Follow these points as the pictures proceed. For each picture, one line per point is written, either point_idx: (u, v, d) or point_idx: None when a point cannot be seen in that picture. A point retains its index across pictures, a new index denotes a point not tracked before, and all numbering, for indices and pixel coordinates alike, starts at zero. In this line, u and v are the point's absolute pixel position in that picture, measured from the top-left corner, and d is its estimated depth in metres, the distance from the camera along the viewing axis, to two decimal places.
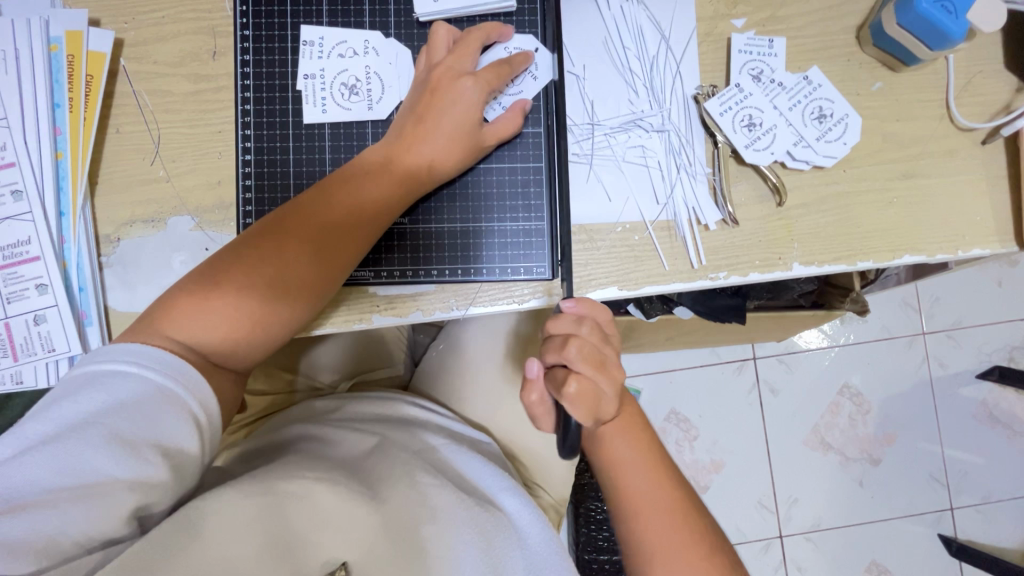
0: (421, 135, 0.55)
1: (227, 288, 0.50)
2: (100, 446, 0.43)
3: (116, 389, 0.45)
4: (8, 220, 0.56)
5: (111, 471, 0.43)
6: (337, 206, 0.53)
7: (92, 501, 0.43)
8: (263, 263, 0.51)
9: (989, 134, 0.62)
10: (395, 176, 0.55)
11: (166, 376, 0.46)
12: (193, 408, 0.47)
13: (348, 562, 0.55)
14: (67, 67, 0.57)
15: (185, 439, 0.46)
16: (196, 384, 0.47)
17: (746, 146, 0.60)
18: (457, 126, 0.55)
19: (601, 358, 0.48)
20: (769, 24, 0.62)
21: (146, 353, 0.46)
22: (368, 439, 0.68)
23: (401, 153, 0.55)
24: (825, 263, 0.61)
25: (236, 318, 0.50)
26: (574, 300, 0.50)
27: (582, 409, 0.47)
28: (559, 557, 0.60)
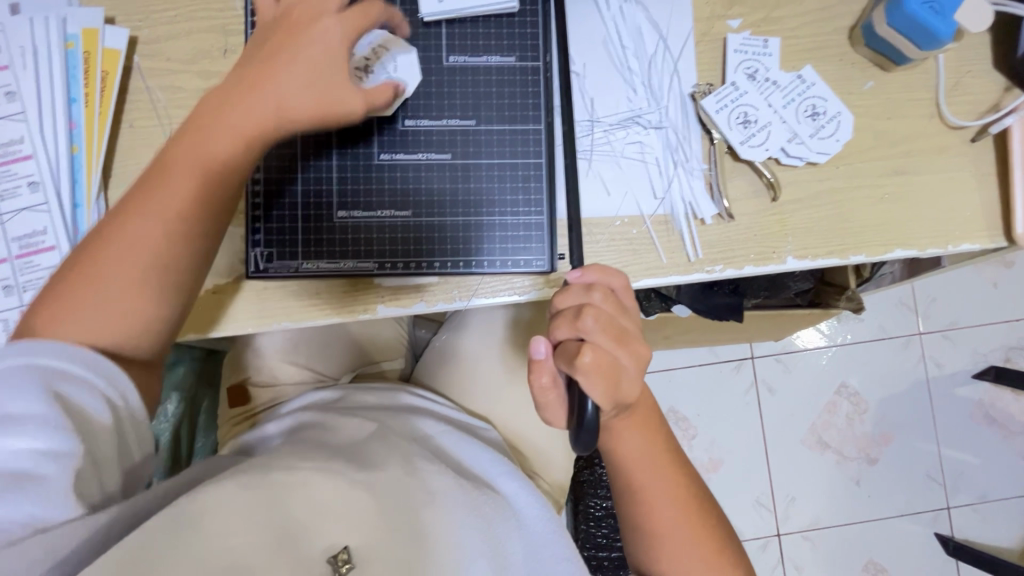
0: (259, 80, 0.51)
1: (98, 267, 0.50)
2: (17, 432, 0.42)
3: (2, 379, 0.44)
4: (24, 211, 0.57)
5: (34, 454, 0.42)
6: (167, 171, 0.51)
7: (32, 489, 0.42)
8: (120, 238, 0.50)
9: (979, 132, 0.64)
10: (239, 118, 0.51)
11: (41, 356, 0.46)
12: (111, 388, 0.48)
13: (350, 547, 0.52)
14: (83, 63, 0.58)
15: (117, 417, 0.48)
16: (94, 362, 0.48)
17: (742, 143, 0.62)
18: (309, 63, 0.51)
19: (618, 327, 0.48)
20: (764, 24, 0.64)
21: (7, 347, 0.45)
22: (368, 427, 0.69)
23: (226, 104, 0.51)
24: (819, 257, 0.62)
25: (119, 294, 0.50)
26: (581, 269, 0.51)
27: (601, 383, 0.46)
28: (556, 535, 0.64)
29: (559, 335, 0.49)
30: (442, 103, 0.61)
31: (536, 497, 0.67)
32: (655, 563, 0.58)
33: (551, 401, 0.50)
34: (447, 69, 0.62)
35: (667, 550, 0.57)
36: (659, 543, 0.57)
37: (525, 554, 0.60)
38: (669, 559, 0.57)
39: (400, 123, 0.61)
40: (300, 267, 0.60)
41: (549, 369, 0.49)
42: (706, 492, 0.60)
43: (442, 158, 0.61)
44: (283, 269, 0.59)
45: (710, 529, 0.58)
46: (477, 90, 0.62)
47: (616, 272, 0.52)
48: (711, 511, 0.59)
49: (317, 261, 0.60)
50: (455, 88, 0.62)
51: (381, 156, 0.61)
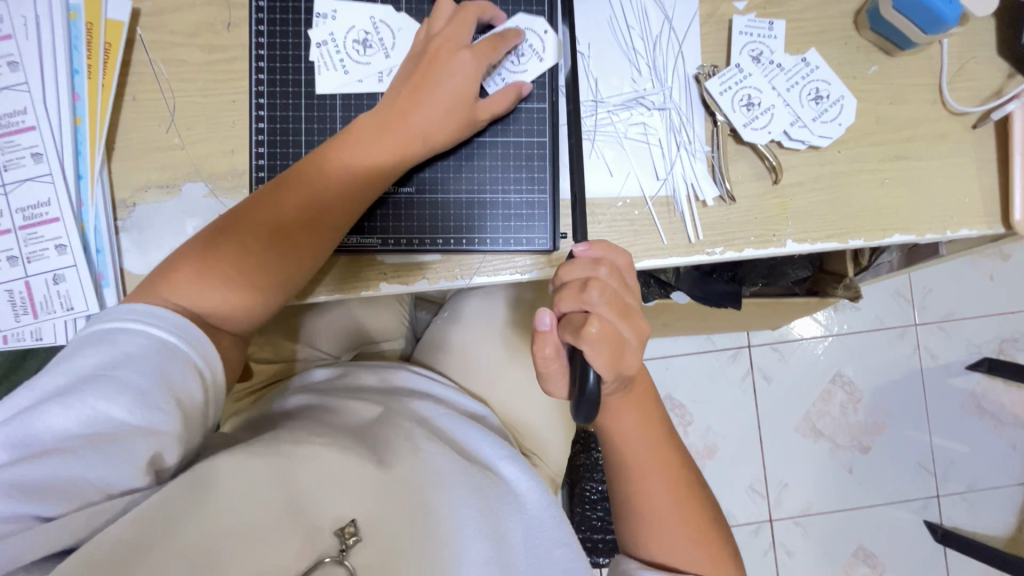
0: (404, 117, 0.55)
1: (219, 258, 0.52)
2: (106, 395, 0.45)
3: (123, 343, 0.48)
4: (28, 183, 0.58)
5: (120, 419, 0.46)
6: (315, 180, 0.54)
7: (107, 450, 0.45)
8: (249, 233, 0.53)
9: (981, 118, 0.64)
10: (386, 145, 0.55)
11: (170, 333, 0.49)
12: (198, 363, 0.50)
13: (357, 520, 0.55)
14: (87, 35, 0.58)
15: (193, 390, 0.49)
16: (196, 338, 0.51)
17: (745, 125, 0.62)
18: (450, 97, 0.55)
19: (622, 301, 0.48)
20: (769, 7, 0.64)
21: (147, 311, 0.50)
22: (372, 407, 0.70)
23: (380, 130, 0.55)
24: (818, 241, 0.63)
25: (233, 280, 0.52)
26: (588, 244, 0.51)
27: (605, 353, 0.47)
28: (556, 521, 0.63)
29: (564, 308, 0.49)
30: None
31: (536, 481, 0.66)
32: (647, 542, 0.58)
33: (552, 371, 0.51)
34: None
35: (659, 528, 0.57)
36: (652, 521, 0.58)
37: (524, 533, 0.60)
38: (662, 538, 0.57)
39: None
40: None
41: (554, 341, 0.49)
42: (695, 471, 0.61)
43: None
44: None
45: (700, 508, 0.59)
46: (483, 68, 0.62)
47: (621, 252, 0.53)
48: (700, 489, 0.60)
49: None
50: None
51: None
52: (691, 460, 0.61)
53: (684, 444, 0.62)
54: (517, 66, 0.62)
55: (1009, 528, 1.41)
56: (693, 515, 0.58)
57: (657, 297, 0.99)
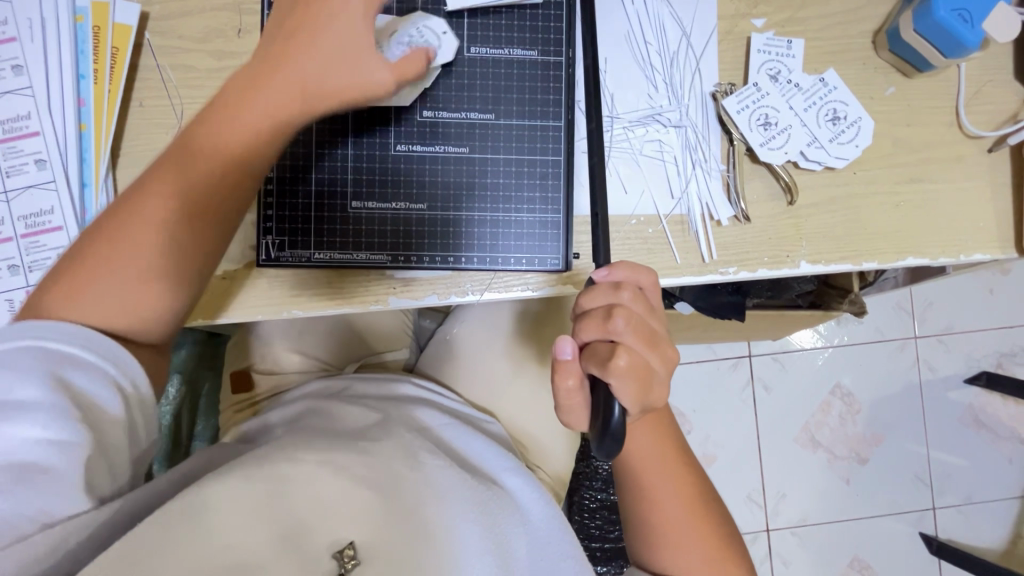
0: (289, 62, 0.50)
1: (106, 247, 0.49)
2: (12, 419, 0.42)
3: (15, 361, 0.43)
4: (30, 189, 0.56)
5: (36, 442, 0.42)
6: (215, 140, 0.50)
7: (33, 483, 0.42)
8: (146, 211, 0.49)
9: (997, 142, 0.63)
10: (273, 95, 0.50)
11: (56, 342, 0.45)
12: (114, 375, 0.47)
13: (355, 543, 0.53)
14: (93, 38, 0.57)
15: (110, 405, 0.46)
16: (101, 343, 0.47)
17: (761, 145, 0.61)
18: (340, 45, 0.50)
19: (650, 330, 0.48)
20: (788, 25, 0.63)
21: (42, 326, 0.46)
22: (375, 417, 0.69)
23: (260, 85, 0.50)
24: (831, 262, 0.62)
25: (149, 258, 0.49)
26: (608, 268, 0.50)
27: (634, 385, 0.46)
28: (563, 535, 0.63)
29: (587, 336, 0.48)
30: (460, 95, 0.60)
31: (540, 493, 0.66)
32: (660, 562, 0.58)
33: (574, 404, 0.50)
34: (467, 60, 0.60)
35: (671, 548, 0.57)
36: (665, 541, 0.57)
37: (530, 549, 0.59)
38: (674, 556, 0.57)
39: (419, 115, 0.60)
40: (312, 257, 0.59)
41: (576, 371, 0.48)
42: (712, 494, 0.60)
43: (459, 151, 0.60)
44: (295, 258, 0.59)
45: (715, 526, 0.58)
46: (498, 83, 0.61)
47: (644, 268, 0.52)
48: (717, 509, 0.59)
49: (330, 252, 0.59)
50: (475, 81, 0.60)
51: (397, 147, 0.60)
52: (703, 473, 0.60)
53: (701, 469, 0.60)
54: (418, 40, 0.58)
55: (1004, 541, 1.42)
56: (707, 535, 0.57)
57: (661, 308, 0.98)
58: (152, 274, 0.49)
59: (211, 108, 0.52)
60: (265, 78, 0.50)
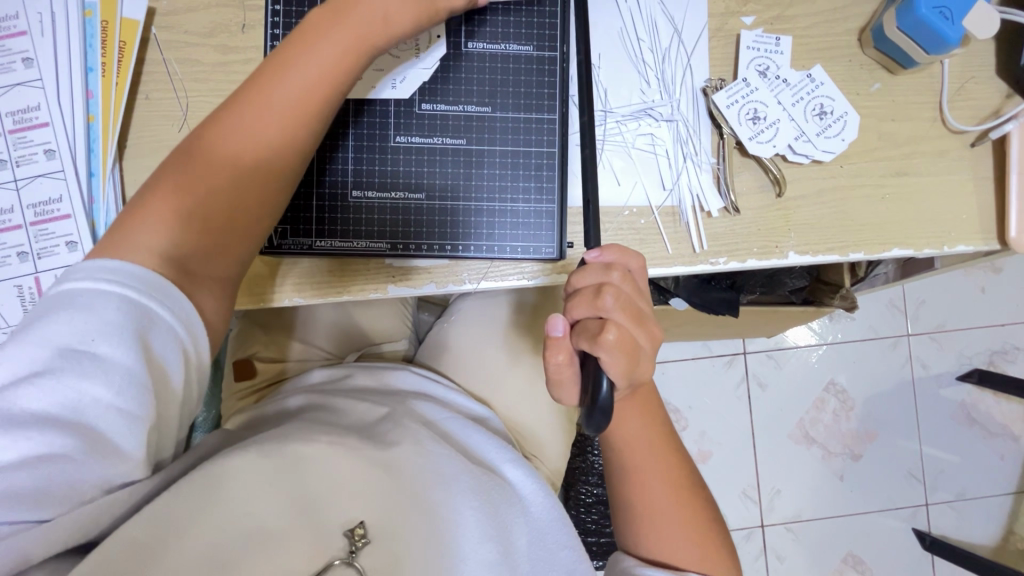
0: (352, 10, 0.53)
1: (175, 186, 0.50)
2: (82, 374, 0.42)
3: (103, 311, 0.43)
4: (40, 178, 0.58)
5: (100, 399, 0.42)
6: (274, 83, 0.52)
7: (97, 442, 0.42)
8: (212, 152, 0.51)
9: (979, 137, 0.65)
10: (339, 35, 0.53)
11: (154, 300, 0.45)
12: (182, 339, 0.46)
13: (365, 523, 0.56)
14: (102, 32, 0.58)
15: (176, 370, 0.46)
16: (179, 301, 0.47)
17: (751, 138, 0.63)
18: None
19: (637, 308, 0.49)
20: (776, 23, 0.65)
21: (141, 277, 0.46)
22: (375, 407, 0.71)
23: (325, 31, 0.53)
24: (819, 253, 0.64)
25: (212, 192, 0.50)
26: (600, 250, 0.52)
27: (622, 362, 0.48)
28: (559, 524, 0.64)
29: (578, 314, 0.50)
30: (459, 88, 0.62)
31: (541, 484, 0.67)
32: (646, 544, 0.59)
33: (563, 379, 0.52)
34: (465, 54, 0.62)
35: (657, 530, 0.58)
36: (651, 523, 0.58)
37: (530, 537, 0.61)
38: (660, 539, 0.58)
39: (418, 107, 0.62)
40: (313, 245, 0.60)
41: (566, 348, 0.50)
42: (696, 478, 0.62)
43: (457, 142, 0.62)
44: (296, 246, 0.60)
45: (699, 513, 0.60)
46: (494, 77, 0.62)
47: (633, 253, 0.54)
48: (702, 495, 0.61)
49: (330, 240, 0.61)
50: (473, 75, 0.62)
51: (397, 138, 0.61)
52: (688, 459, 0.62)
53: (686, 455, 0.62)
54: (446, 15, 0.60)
55: (996, 537, 1.44)
56: (692, 520, 0.59)
57: (656, 302, 1.00)
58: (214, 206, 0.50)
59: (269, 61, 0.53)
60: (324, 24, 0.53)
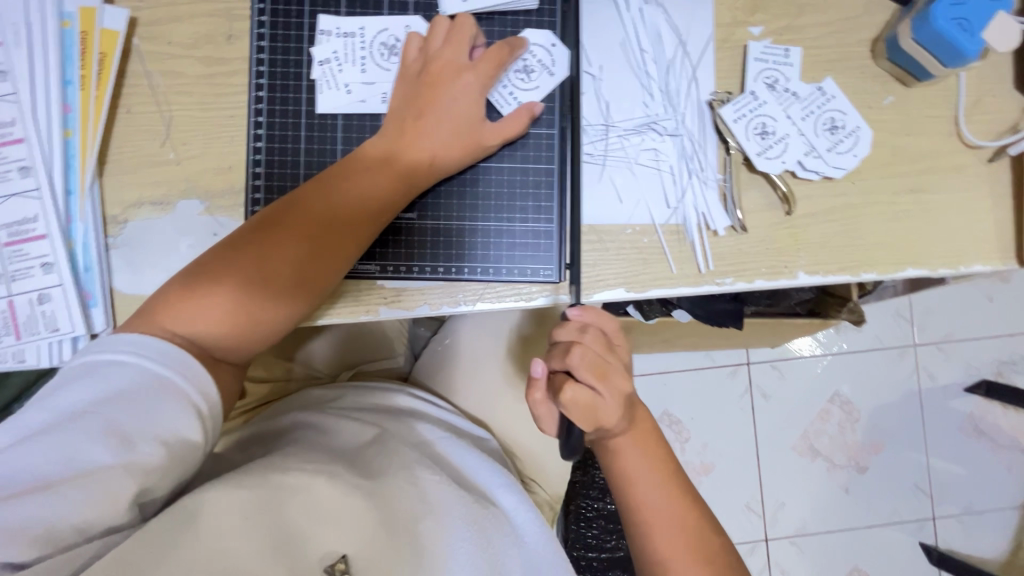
0: (411, 136, 0.55)
1: (220, 285, 0.50)
2: (88, 438, 0.43)
3: (115, 380, 0.45)
4: (14, 197, 0.55)
5: (108, 461, 0.44)
6: (330, 200, 0.53)
7: (91, 490, 0.43)
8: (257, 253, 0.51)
9: (996, 152, 0.63)
10: (419, 146, 0.55)
11: (167, 367, 0.47)
12: (193, 398, 0.47)
13: (347, 556, 0.54)
14: (80, 43, 0.56)
15: (186, 428, 0.47)
16: (194, 368, 0.48)
17: (758, 154, 0.60)
18: (454, 123, 0.56)
19: (602, 365, 0.51)
20: (785, 33, 0.62)
21: (149, 345, 0.47)
22: (369, 430, 0.68)
23: (389, 160, 0.55)
24: (829, 273, 0.61)
25: (245, 292, 0.50)
26: (580, 307, 0.53)
27: (578, 414, 0.50)
28: (557, 555, 0.62)
29: (551, 365, 0.52)
30: None
31: (536, 510, 0.65)
32: None
33: (543, 416, 0.55)
34: None
35: (676, 572, 0.54)
36: (669, 564, 0.54)
37: (523, 568, 0.58)
38: None
39: None
40: None
41: (543, 389, 0.53)
42: (709, 511, 0.57)
43: None
44: None
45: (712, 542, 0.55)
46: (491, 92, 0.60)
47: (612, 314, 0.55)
48: (712, 525, 0.56)
49: None
50: None
51: None
52: (697, 491, 0.58)
53: (696, 485, 0.59)
54: (527, 83, 0.60)
55: (1005, 551, 1.41)
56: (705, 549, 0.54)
57: (658, 315, 0.97)
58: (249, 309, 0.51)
59: (331, 171, 0.55)
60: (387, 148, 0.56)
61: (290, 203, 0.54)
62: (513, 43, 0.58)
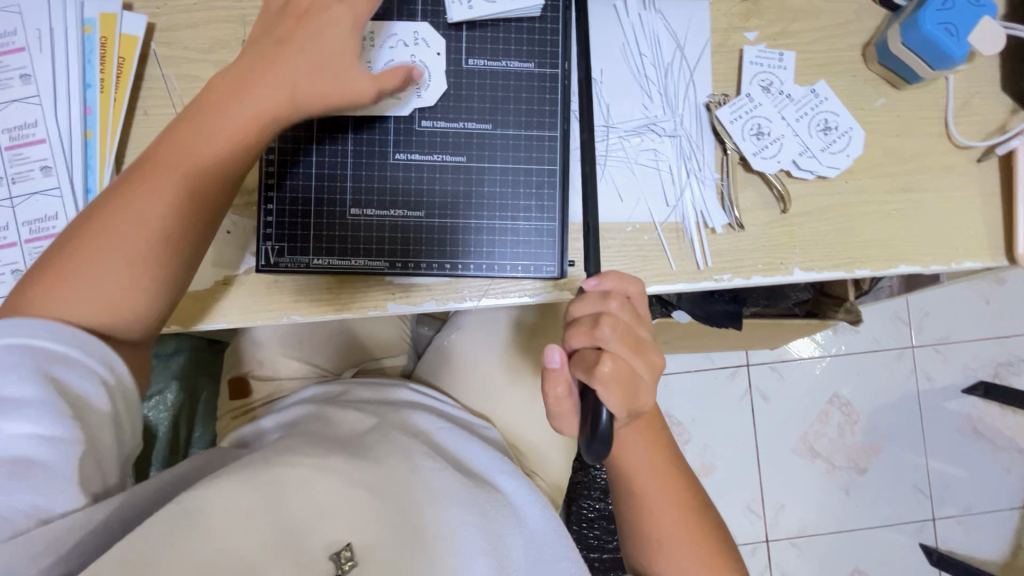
0: (287, 66, 0.52)
1: (113, 241, 0.49)
2: (13, 423, 0.43)
3: (5, 361, 0.43)
4: (35, 195, 0.57)
5: (37, 447, 0.43)
6: (179, 151, 0.51)
7: (43, 470, 0.43)
8: (114, 218, 0.49)
9: (985, 152, 0.65)
10: (264, 91, 0.51)
11: (13, 336, 0.45)
12: (92, 365, 0.47)
13: (352, 544, 0.53)
14: (100, 48, 0.58)
15: (87, 393, 0.46)
16: (90, 342, 0.47)
17: (754, 154, 0.62)
18: (318, 55, 0.52)
19: (635, 337, 0.48)
20: (779, 38, 0.65)
21: (2, 321, 0.45)
22: (368, 420, 0.70)
23: (233, 96, 0.51)
24: (824, 270, 0.63)
25: (154, 248, 0.50)
26: (598, 276, 0.50)
27: (618, 393, 0.47)
28: (560, 538, 0.63)
29: (575, 344, 0.49)
30: (460, 104, 0.62)
31: (536, 495, 0.66)
32: (656, 566, 0.59)
33: (563, 409, 0.51)
34: (465, 71, 0.62)
35: (666, 551, 0.58)
36: (661, 545, 0.58)
37: (525, 551, 0.60)
38: (668, 560, 0.58)
39: (418, 124, 0.61)
40: (311, 263, 0.59)
41: (565, 379, 0.49)
42: (703, 495, 0.60)
43: (457, 160, 0.61)
44: (293, 264, 0.59)
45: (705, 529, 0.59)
46: (495, 95, 0.62)
47: (634, 279, 0.52)
48: (706, 511, 0.60)
49: (329, 258, 0.60)
50: (474, 92, 0.62)
51: (396, 156, 0.61)
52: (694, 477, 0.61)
53: (691, 469, 0.61)
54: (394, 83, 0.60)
55: (1004, 552, 1.41)
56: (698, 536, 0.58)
57: (659, 316, 0.99)
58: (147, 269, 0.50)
59: (187, 117, 0.52)
60: (256, 81, 0.51)
61: (148, 155, 0.51)
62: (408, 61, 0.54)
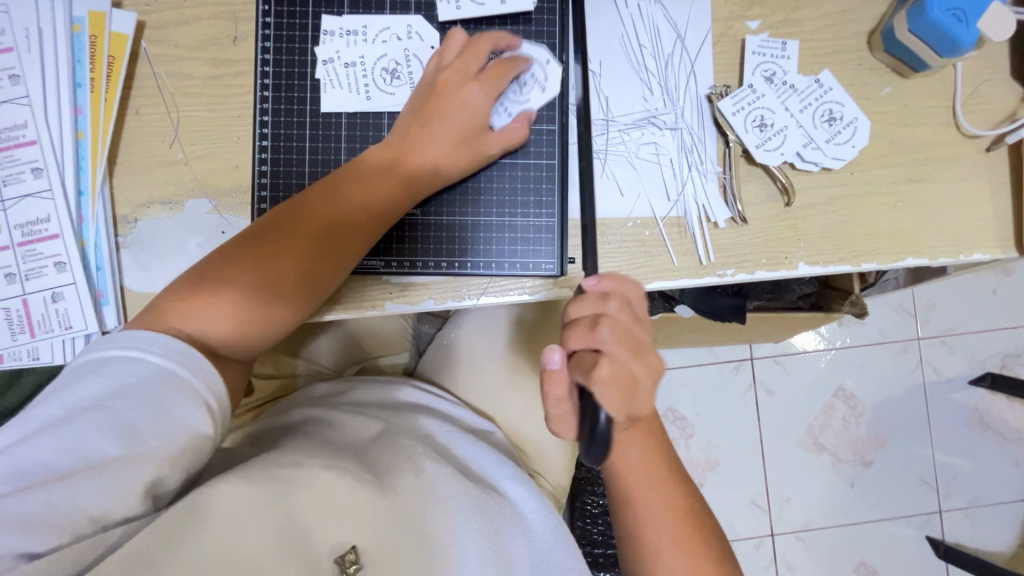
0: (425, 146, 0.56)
1: (225, 287, 0.50)
2: (110, 430, 0.43)
3: (125, 373, 0.45)
4: (28, 198, 0.57)
5: (125, 451, 0.44)
6: (329, 204, 0.54)
7: (112, 483, 0.43)
8: (252, 258, 0.51)
9: (994, 142, 0.63)
10: (395, 181, 0.56)
11: (173, 361, 0.46)
12: (203, 394, 0.47)
13: (357, 547, 0.55)
14: (89, 47, 0.57)
15: (194, 421, 0.46)
16: (200, 365, 0.47)
17: (757, 146, 0.61)
18: (461, 132, 0.57)
19: (633, 338, 0.48)
20: (782, 27, 0.63)
21: (152, 340, 0.46)
22: (372, 424, 0.69)
23: (382, 169, 0.56)
24: (829, 263, 0.62)
25: (256, 305, 0.51)
26: (597, 277, 0.50)
27: (616, 394, 0.46)
28: (562, 542, 0.62)
29: (573, 345, 0.48)
30: None
31: (541, 501, 0.66)
32: None
33: (560, 412, 0.50)
34: None
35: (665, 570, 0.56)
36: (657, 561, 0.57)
37: (529, 559, 0.59)
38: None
39: None
40: None
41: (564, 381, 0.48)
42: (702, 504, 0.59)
43: None
44: None
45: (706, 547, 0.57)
46: None
47: (632, 281, 0.51)
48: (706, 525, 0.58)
49: None
50: None
51: None
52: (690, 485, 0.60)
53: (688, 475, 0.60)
54: (388, 86, 0.60)
55: (1012, 545, 1.40)
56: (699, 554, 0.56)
57: (661, 310, 0.97)
58: (259, 314, 0.51)
59: (331, 180, 0.56)
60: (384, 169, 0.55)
61: (264, 224, 0.53)
62: (514, 59, 0.58)
